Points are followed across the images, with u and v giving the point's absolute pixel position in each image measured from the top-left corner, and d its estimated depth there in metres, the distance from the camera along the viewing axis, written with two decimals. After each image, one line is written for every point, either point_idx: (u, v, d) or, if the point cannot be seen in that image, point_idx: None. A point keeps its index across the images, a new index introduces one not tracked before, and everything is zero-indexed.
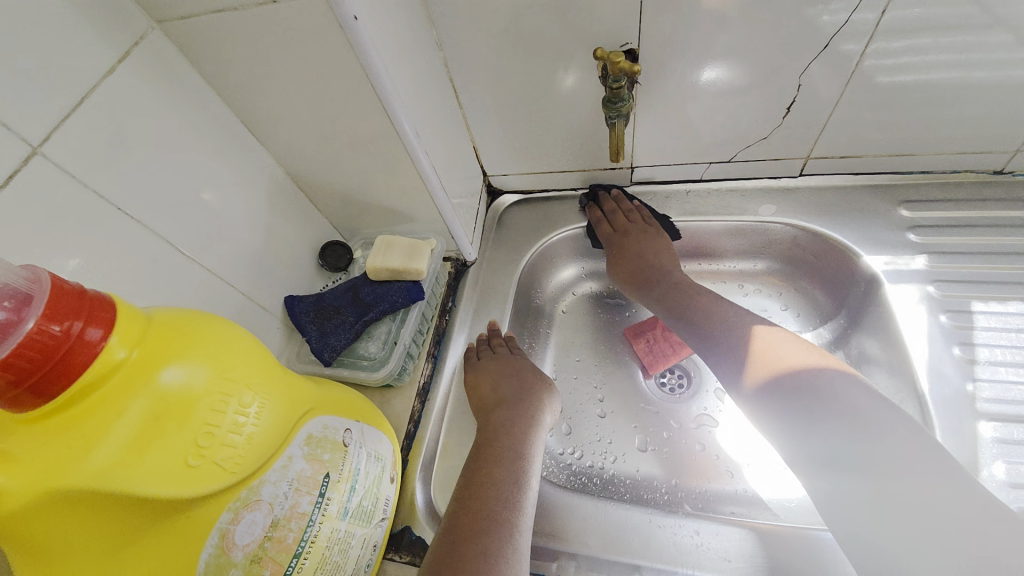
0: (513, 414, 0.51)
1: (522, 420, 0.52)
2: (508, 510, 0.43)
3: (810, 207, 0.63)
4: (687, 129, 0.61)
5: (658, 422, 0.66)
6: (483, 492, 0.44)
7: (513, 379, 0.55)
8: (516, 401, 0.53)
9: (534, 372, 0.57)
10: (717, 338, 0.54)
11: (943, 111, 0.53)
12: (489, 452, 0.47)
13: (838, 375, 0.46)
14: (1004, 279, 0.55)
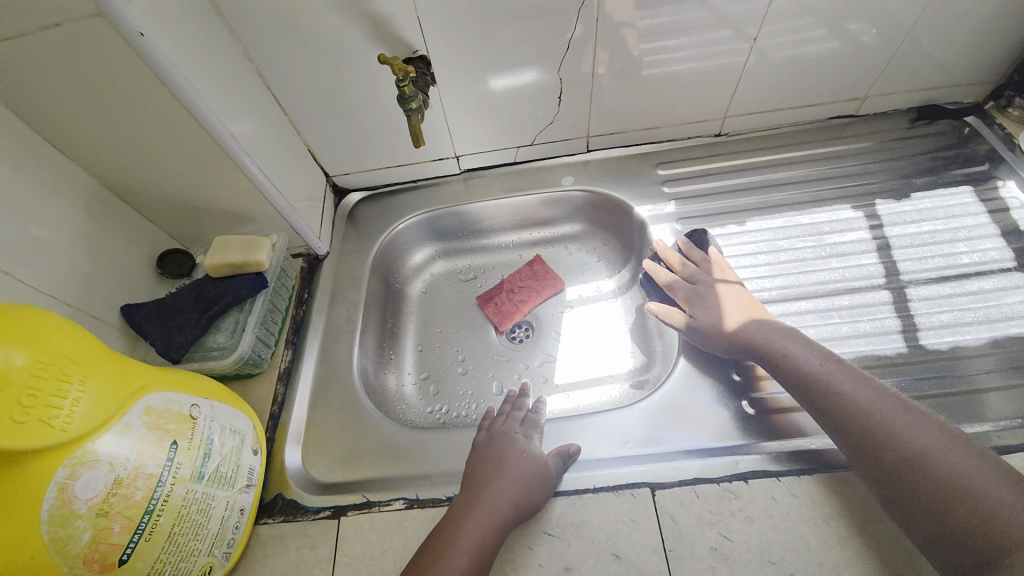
0: (484, 494, 0.48)
1: (516, 472, 0.49)
2: (472, 549, 0.44)
3: (597, 175, 0.80)
4: (489, 119, 0.74)
5: (510, 368, 0.77)
6: (455, 530, 0.45)
7: (513, 436, 0.54)
8: (493, 480, 0.49)
9: (528, 449, 0.52)
10: (785, 365, 0.52)
11: (661, 94, 0.72)
12: (433, 556, 0.44)
13: (912, 427, 0.44)
14: (727, 210, 0.73)
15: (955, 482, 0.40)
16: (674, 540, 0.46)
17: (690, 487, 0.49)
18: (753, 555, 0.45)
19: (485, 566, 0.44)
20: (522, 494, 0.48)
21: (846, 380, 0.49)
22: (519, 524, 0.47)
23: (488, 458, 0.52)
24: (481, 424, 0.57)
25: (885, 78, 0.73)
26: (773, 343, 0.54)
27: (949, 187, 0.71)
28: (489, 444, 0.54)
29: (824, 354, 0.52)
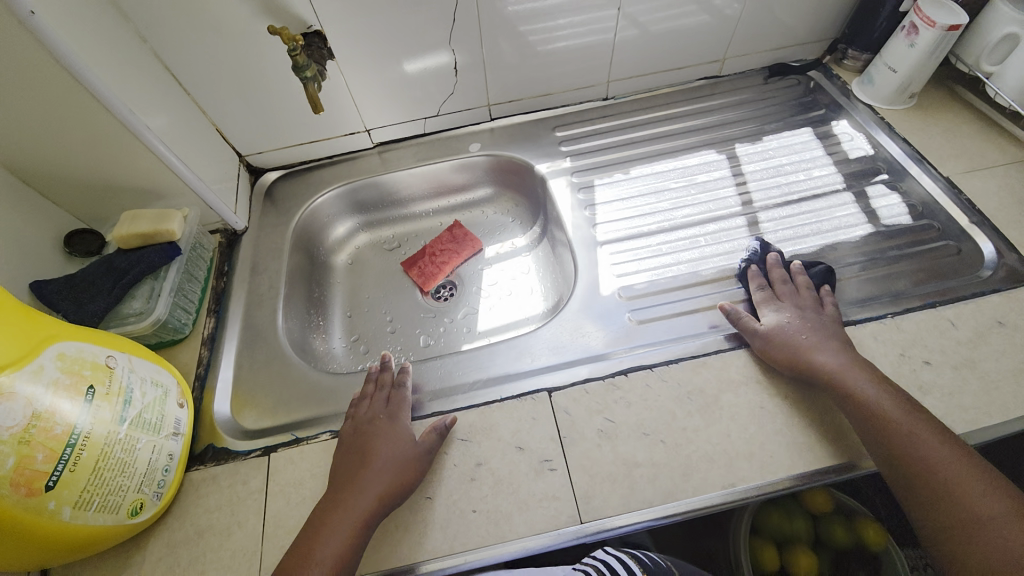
0: (352, 489, 0.49)
1: (384, 464, 0.50)
2: (337, 553, 0.45)
3: (501, 140, 0.87)
4: (394, 92, 0.80)
5: (435, 322, 0.83)
6: (317, 537, 0.46)
7: (382, 425, 0.54)
8: (362, 469, 0.50)
9: (396, 430, 0.54)
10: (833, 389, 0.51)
11: (548, 60, 0.81)
12: (294, 567, 0.44)
13: (947, 459, 0.45)
14: (615, 161, 0.82)
15: (965, 482, 0.44)
16: (568, 430, 0.54)
17: (581, 385, 0.57)
18: (631, 431, 0.53)
19: (353, 553, 0.46)
20: (390, 480, 0.50)
21: (875, 391, 0.50)
22: (389, 508, 0.49)
23: (353, 455, 0.52)
24: (349, 414, 0.57)
25: (737, 39, 0.84)
26: (830, 371, 0.52)
27: (796, 129, 0.83)
28: (353, 436, 0.54)
29: (837, 350, 0.54)
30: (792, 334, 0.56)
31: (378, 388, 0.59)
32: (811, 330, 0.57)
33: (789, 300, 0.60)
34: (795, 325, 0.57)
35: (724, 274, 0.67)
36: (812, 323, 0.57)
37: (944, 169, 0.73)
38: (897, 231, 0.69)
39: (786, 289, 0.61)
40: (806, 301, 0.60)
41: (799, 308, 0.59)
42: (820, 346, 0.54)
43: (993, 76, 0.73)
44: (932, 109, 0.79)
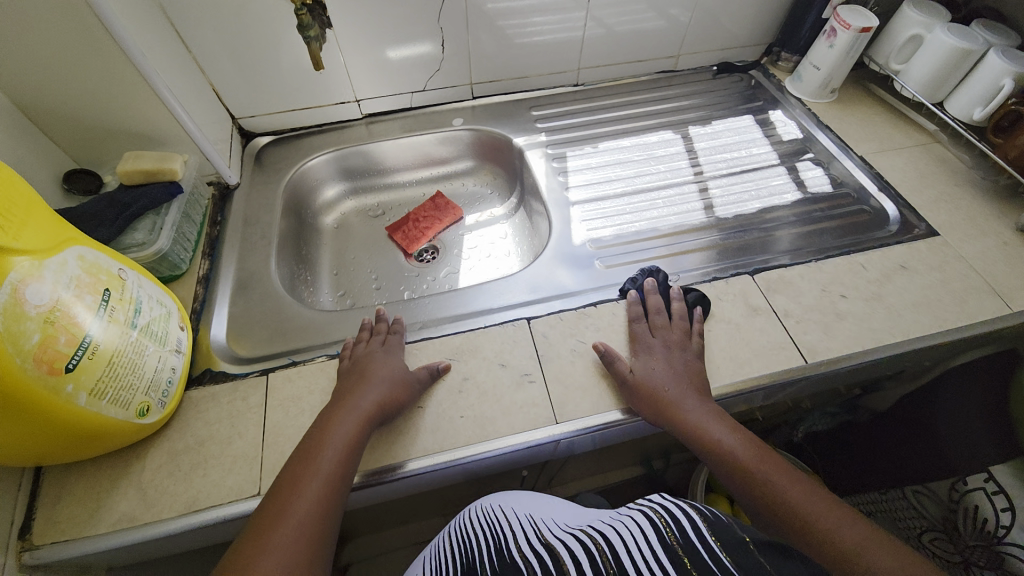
0: (350, 401, 0.52)
1: (379, 382, 0.54)
2: (339, 449, 0.48)
3: (483, 116, 0.95)
4: (384, 66, 0.86)
5: (418, 280, 0.89)
6: (321, 438, 0.48)
7: (375, 359, 0.57)
8: (359, 385, 0.54)
9: (389, 360, 0.57)
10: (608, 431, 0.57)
11: (527, 45, 0.90)
12: (300, 460, 0.47)
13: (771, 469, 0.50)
14: (584, 136, 0.92)
15: (830, 524, 0.45)
16: (545, 350, 0.61)
17: (556, 314, 0.64)
18: (600, 350, 0.61)
19: (355, 453, 0.49)
20: (385, 394, 0.53)
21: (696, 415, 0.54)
22: (381, 422, 0.52)
23: (353, 380, 0.55)
24: (342, 352, 0.61)
25: (689, 38, 0.97)
26: (671, 392, 0.55)
27: (740, 115, 0.95)
28: (353, 365, 0.57)
29: (699, 400, 0.55)
30: (665, 381, 0.56)
31: (372, 333, 0.62)
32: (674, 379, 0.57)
33: (659, 338, 0.61)
34: (661, 372, 0.57)
35: (678, 228, 0.77)
36: (677, 368, 0.58)
37: (860, 150, 0.86)
38: (820, 198, 0.81)
39: (660, 322, 0.62)
40: (677, 338, 0.60)
41: (671, 350, 0.59)
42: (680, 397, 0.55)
43: (900, 73, 0.88)
44: (849, 103, 0.94)
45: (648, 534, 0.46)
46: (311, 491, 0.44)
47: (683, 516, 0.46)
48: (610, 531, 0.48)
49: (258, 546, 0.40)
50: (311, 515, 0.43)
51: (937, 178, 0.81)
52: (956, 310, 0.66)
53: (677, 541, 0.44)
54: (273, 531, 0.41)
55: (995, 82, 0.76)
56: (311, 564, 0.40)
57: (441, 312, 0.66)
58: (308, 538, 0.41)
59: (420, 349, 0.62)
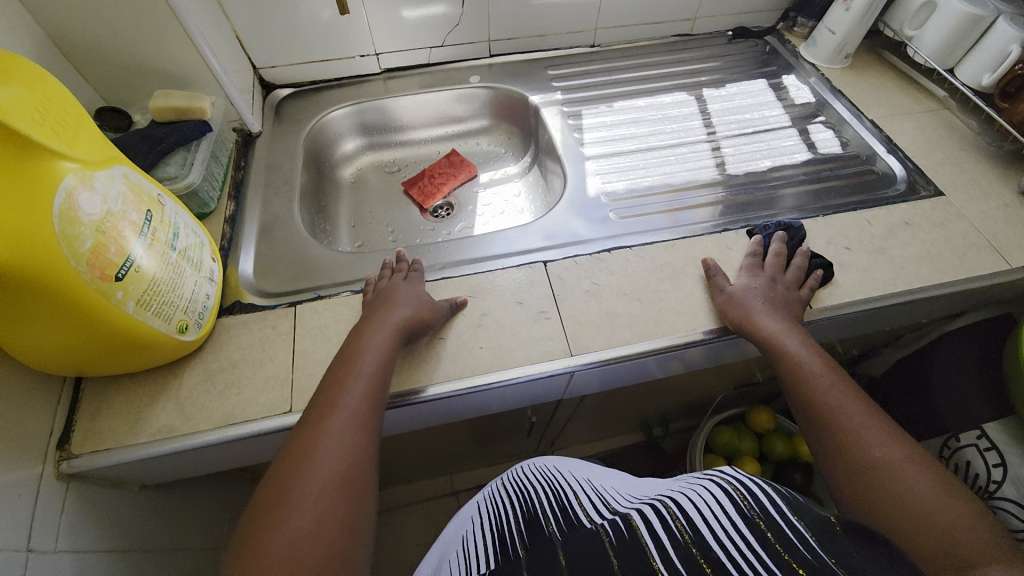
0: (376, 319, 0.55)
1: (404, 304, 0.57)
2: (374, 357, 0.51)
3: (499, 75, 0.96)
4: (405, 20, 0.87)
5: (433, 233, 0.91)
6: (355, 349, 0.52)
7: (398, 288, 0.60)
8: (385, 307, 0.57)
9: (412, 289, 0.60)
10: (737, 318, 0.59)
11: (546, 3, 0.90)
12: (339, 367, 0.50)
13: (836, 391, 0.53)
14: (599, 96, 0.93)
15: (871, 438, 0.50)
16: (560, 290, 0.63)
17: (571, 258, 0.67)
18: (614, 291, 0.64)
19: (389, 362, 0.52)
20: (411, 312, 0.56)
21: (802, 350, 0.56)
22: (409, 339, 0.55)
23: (380, 304, 0.57)
24: (366, 287, 0.63)
25: (706, 1, 0.97)
26: (742, 312, 0.59)
27: (754, 79, 0.96)
28: (376, 295, 0.60)
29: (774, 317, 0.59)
30: (754, 300, 0.60)
31: (393, 274, 0.64)
32: (769, 301, 0.60)
33: (762, 271, 0.64)
34: (757, 295, 0.61)
35: (689, 184, 0.79)
36: (775, 296, 0.61)
37: (871, 113, 0.87)
38: (830, 159, 0.82)
39: (721, 277, 0.63)
40: (773, 274, 0.63)
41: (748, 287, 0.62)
42: (748, 314, 0.59)
43: (914, 39, 0.89)
44: (862, 69, 0.94)
45: (726, 505, 0.47)
46: (356, 389, 0.48)
47: (761, 493, 0.47)
48: (684, 500, 0.49)
49: (316, 433, 0.44)
50: (359, 407, 0.47)
51: (944, 142, 0.83)
52: (956, 265, 0.68)
53: (759, 516, 0.44)
54: (327, 420, 0.45)
55: (1004, 48, 0.77)
56: (367, 445, 0.45)
57: (460, 256, 0.69)
58: (360, 426, 0.45)
59: (441, 288, 0.65)
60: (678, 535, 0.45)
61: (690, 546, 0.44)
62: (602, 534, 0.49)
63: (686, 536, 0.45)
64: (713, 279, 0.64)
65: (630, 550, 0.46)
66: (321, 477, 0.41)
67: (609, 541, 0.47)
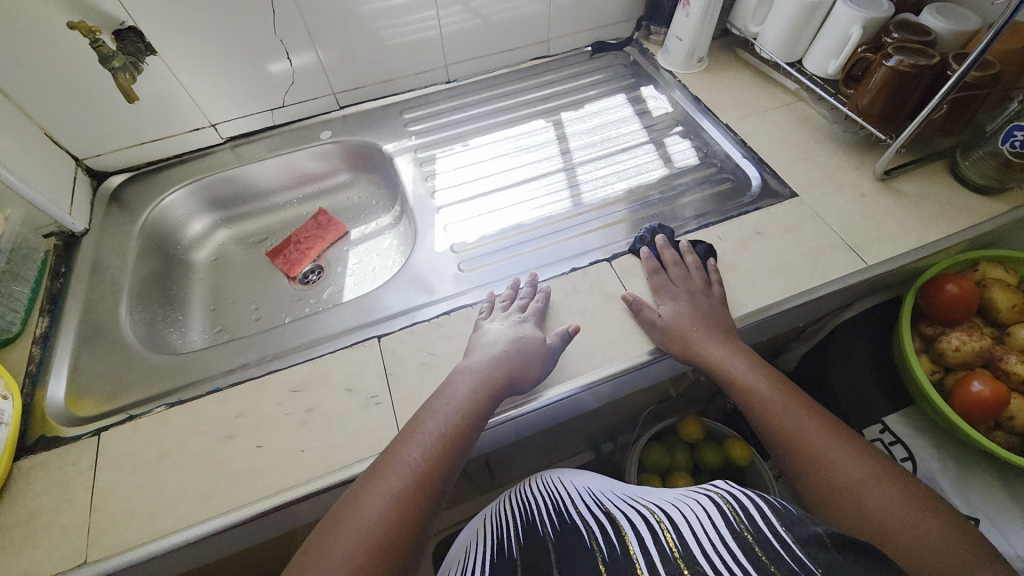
0: (469, 364, 0.56)
1: (495, 348, 0.57)
2: (448, 413, 0.51)
3: (351, 127, 0.92)
4: (233, 87, 0.83)
5: (300, 304, 0.86)
6: (437, 401, 0.52)
7: (492, 323, 0.61)
8: (478, 347, 0.58)
9: (511, 321, 0.61)
10: (668, 339, 0.60)
11: (382, 49, 0.87)
12: (415, 423, 0.51)
13: (811, 430, 0.54)
14: (455, 135, 0.89)
15: (855, 478, 0.50)
16: (393, 368, 0.59)
17: (408, 328, 0.62)
18: (451, 360, 0.59)
19: (474, 419, 0.52)
20: (512, 360, 0.56)
21: (722, 351, 0.59)
22: (515, 391, 0.56)
23: (500, 344, 0.57)
24: (481, 310, 0.63)
25: (554, 21, 0.94)
26: (698, 332, 0.60)
27: (612, 95, 0.93)
28: (478, 328, 0.61)
29: (723, 340, 0.60)
30: (687, 324, 0.60)
31: (531, 300, 0.64)
32: (699, 320, 0.61)
33: (681, 285, 0.64)
34: (688, 313, 0.61)
35: (544, 223, 0.75)
36: (703, 311, 0.61)
37: (726, 117, 0.85)
38: (686, 172, 0.80)
39: (677, 273, 0.65)
40: (697, 286, 0.64)
41: (690, 296, 0.63)
42: (703, 336, 0.60)
43: (758, 36, 0.87)
44: (719, 70, 0.92)
45: (716, 521, 0.48)
46: (435, 436, 0.49)
47: (755, 508, 0.48)
48: (676, 517, 0.51)
49: (369, 488, 0.46)
50: (417, 467, 0.47)
51: (798, 137, 0.81)
52: (809, 270, 0.66)
53: (748, 530, 0.46)
54: (378, 480, 0.46)
55: (845, 32, 0.75)
56: (412, 514, 0.45)
57: (293, 343, 0.64)
58: (414, 486, 0.46)
59: (263, 386, 0.59)
60: (668, 551, 0.47)
61: (676, 560, 0.46)
62: (595, 550, 0.52)
63: (675, 552, 0.47)
64: (707, 275, 0.65)
65: (618, 564, 0.49)
66: (365, 540, 0.42)
67: (602, 556, 0.50)
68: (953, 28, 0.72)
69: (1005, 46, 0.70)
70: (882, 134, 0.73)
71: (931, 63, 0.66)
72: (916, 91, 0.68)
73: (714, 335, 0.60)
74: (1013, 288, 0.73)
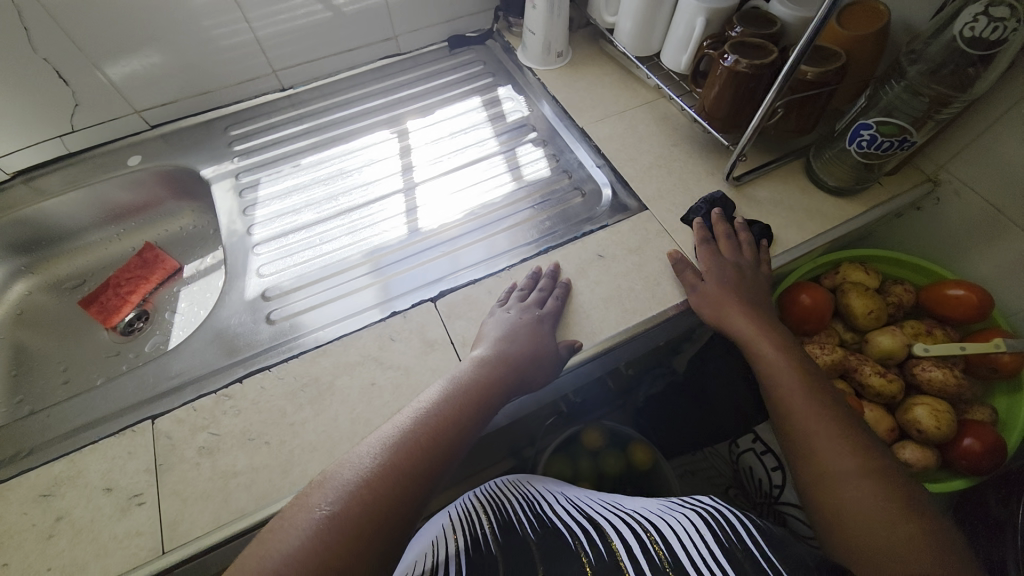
0: (494, 349, 0.53)
1: (515, 338, 0.54)
2: (454, 399, 0.48)
3: (166, 150, 0.80)
4: (2, 117, 0.70)
5: (117, 360, 0.75)
6: (443, 389, 0.49)
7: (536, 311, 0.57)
8: (518, 328, 0.55)
9: (541, 316, 0.57)
10: (710, 308, 0.57)
11: (185, 60, 0.75)
12: (424, 402, 0.48)
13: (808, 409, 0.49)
14: (285, 154, 0.78)
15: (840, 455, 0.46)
16: (165, 457, 0.51)
17: (190, 404, 0.54)
18: (234, 440, 0.51)
19: (477, 414, 0.48)
20: (524, 350, 0.53)
21: (761, 340, 0.54)
22: (525, 382, 0.52)
23: (518, 341, 0.54)
24: (503, 298, 0.60)
25: (398, 15, 0.84)
26: (743, 306, 0.57)
27: (467, 98, 0.84)
28: (529, 306, 0.58)
29: (770, 331, 0.55)
30: (730, 297, 0.57)
31: (551, 295, 0.60)
32: (742, 296, 0.57)
33: (729, 255, 0.60)
34: (732, 283, 0.58)
35: (372, 256, 0.67)
36: (747, 282, 0.59)
37: (581, 120, 0.78)
38: (536, 186, 0.73)
39: (725, 246, 0.61)
40: (744, 257, 0.61)
41: (737, 266, 0.59)
42: (752, 317, 0.56)
43: (614, 27, 0.79)
44: (578, 64, 0.85)
45: (704, 534, 0.43)
46: (448, 410, 0.47)
47: (745, 526, 0.43)
48: (665, 526, 0.46)
49: (361, 452, 0.43)
50: (412, 444, 0.44)
51: (656, 139, 0.74)
52: (648, 297, 0.60)
53: (737, 545, 0.41)
54: (369, 451, 0.43)
55: (690, 24, 0.69)
56: (395, 492, 0.41)
57: (56, 432, 0.54)
58: (405, 461, 0.42)
59: (5, 492, 0.50)
60: (657, 559, 0.41)
61: (667, 571, 0.40)
62: (580, 554, 0.44)
63: (664, 561, 0.41)
64: (754, 250, 0.62)
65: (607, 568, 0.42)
66: (346, 497, 0.39)
67: (588, 560, 0.43)
68: (796, 15, 0.65)
69: (848, 34, 0.63)
70: (724, 138, 0.68)
71: (767, 62, 0.60)
72: (756, 93, 0.63)
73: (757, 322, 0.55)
74: (869, 293, 0.69)
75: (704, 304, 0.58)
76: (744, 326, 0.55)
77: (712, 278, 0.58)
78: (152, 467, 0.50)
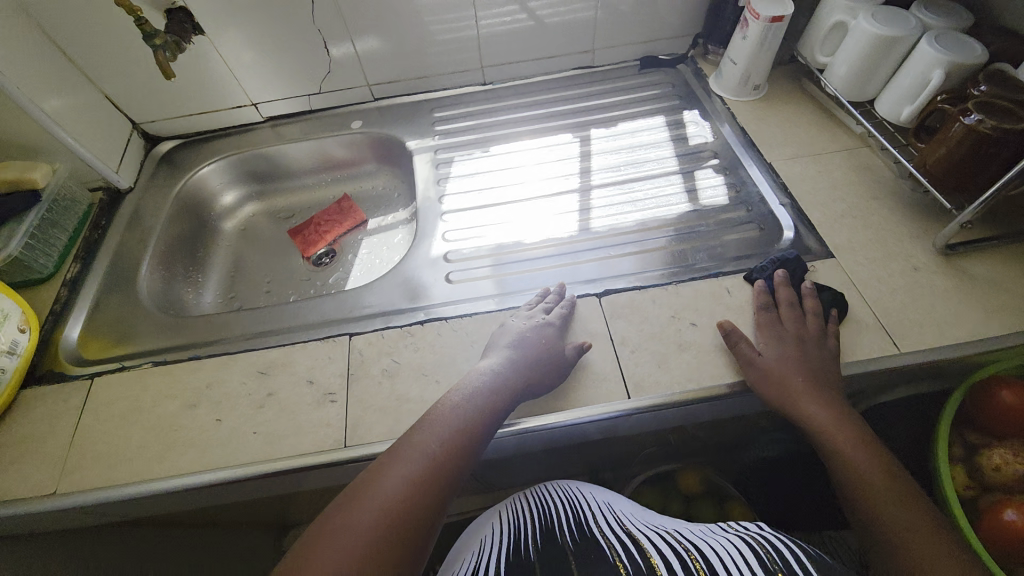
0: (507, 363, 0.55)
1: (531, 351, 0.56)
2: (467, 411, 0.51)
3: (382, 120, 0.93)
4: (274, 73, 0.88)
5: (307, 285, 0.89)
6: (452, 398, 0.52)
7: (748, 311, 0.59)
8: (525, 345, 0.57)
9: (542, 329, 0.59)
10: (770, 381, 0.54)
11: (417, 47, 0.88)
12: (435, 413, 0.50)
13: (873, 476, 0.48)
14: (478, 139, 0.88)
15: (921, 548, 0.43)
16: (355, 369, 0.60)
17: (379, 332, 0.63)
18: (411, 372, 0.59)
19: (488, 422, 0.51)
20: (533, 365, 0.55)
21: (821, 414, 0.52)
22: (537, 388, 0.55)
23: (524, 352, 0.56)
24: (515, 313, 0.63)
25: (602, 31, 0.90)
26: (804, 382, 0.53)
27: (651, 116, 0.87)
28: (543, 326, 0.59)
29: (827, 403, 0.52)
30: (793, 373, 0.54)
31: (556, 307, 0.63)
32: (809, 371, 0.54)
33: (790, 326, 0.58)
34: (793, 360, 0.55)
35: (543, 244, 0.72)
36: (811, 362, 0.55)
37: (770, 155, 0.76)
38: (709, 211, 0.73)
39: (790, 313, 0.59)
40: (806, 329, 0.57)
41: (798, 341, 0.57)
42: (811, 390, 0.53)
43: (826, 68, 0.77)
44: (772, 100, 0.83)
45: (746, 555, 0.46)
46: (464, 423, 0.50)
47: (790, 552, 0.46)
48: (704, 547, 0.49)
49: (387, 465, 0.46)
50: (431, 459, 0.46)
51: (852, 188, 0.71)
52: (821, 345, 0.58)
53: (779, 567, 0.44)
54: (397, 463, 0.46)
55: (925, 76, 0.65)
56: (420, 507, 0.43)
57: (273, 326, 0.66)
58: (430, 476, 0.45)
59: (235, 361, 0.62)
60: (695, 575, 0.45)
61: None
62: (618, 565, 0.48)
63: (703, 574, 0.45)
64: (824, 322, 0.58)
65: None
66: (379, 512, 0.42)
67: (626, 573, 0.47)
68: None
69: None
70: (942, 200, 0.63)
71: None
72: (998, 158, 0.57)
73: (822, 401, 0.52)
74: None
75: (756, 380, 0.54)
76: (812, 406, 0.52)
77: (777, 350, 0.56)
78: (345, 375, 0.59)
